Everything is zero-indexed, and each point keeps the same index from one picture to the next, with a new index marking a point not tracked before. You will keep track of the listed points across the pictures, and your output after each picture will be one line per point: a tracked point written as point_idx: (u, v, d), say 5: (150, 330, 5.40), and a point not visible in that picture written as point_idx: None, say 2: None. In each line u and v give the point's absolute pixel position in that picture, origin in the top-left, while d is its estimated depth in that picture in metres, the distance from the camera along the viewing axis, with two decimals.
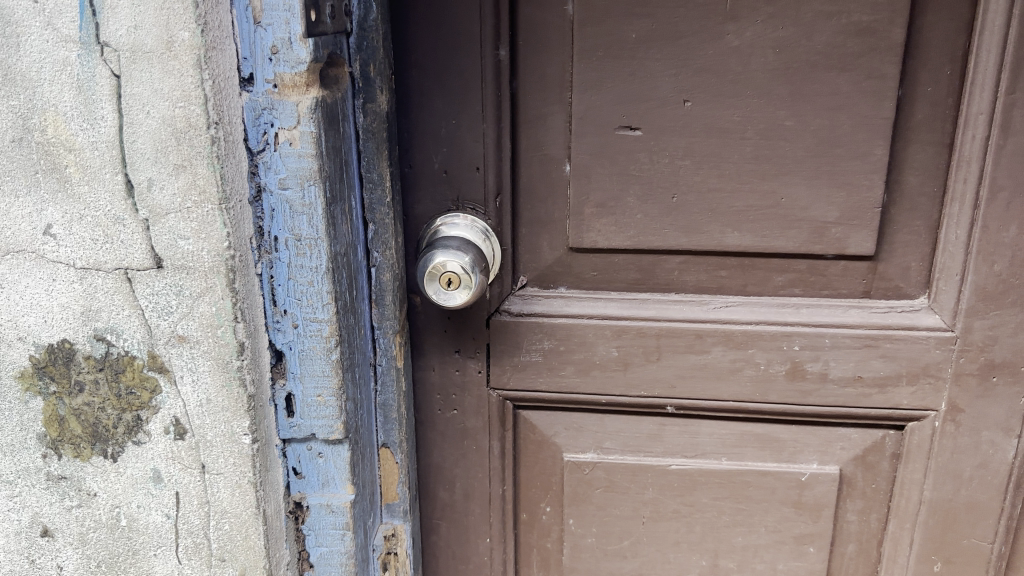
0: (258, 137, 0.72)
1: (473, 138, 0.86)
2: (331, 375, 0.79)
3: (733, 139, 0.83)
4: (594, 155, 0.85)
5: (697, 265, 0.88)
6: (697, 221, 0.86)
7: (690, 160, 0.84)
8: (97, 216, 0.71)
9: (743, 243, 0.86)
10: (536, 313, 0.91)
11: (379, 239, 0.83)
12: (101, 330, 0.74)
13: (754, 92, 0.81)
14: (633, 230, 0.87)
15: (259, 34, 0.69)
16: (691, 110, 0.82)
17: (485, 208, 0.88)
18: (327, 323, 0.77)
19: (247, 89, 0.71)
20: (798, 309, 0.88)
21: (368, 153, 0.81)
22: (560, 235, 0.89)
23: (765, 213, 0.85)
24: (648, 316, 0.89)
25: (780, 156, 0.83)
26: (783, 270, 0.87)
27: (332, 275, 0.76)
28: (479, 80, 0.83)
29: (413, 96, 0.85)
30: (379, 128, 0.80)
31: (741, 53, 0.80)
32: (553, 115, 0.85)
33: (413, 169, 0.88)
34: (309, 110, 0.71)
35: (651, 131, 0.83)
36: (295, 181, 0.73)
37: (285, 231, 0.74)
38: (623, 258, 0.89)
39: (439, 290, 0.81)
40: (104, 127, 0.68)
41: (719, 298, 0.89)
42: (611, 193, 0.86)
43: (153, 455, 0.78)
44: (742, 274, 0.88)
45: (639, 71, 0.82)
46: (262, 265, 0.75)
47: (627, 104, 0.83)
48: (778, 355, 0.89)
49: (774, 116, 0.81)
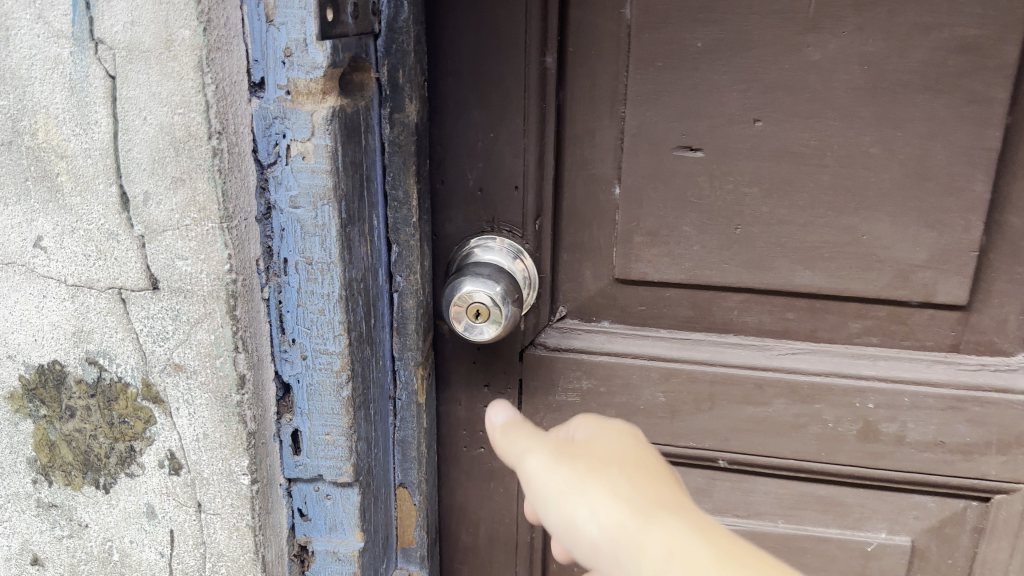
0: (269, 148, 0.65)
1: (513, 154, 0.78)
2: (340, 412, 0.70)
3: (808, 166, 0.73)
4: (646, 176, 0.76)
5: (760, 305, 0.78)
6: (761, 256, 0.76)
7: (757, 188, 0.74)
8: (89, 230, 0.64)
9: (814, 284, 0.76)
10: (574, 349, 0.83)
11: (403, 262, 0.75)
12: (93, 353, 0.68)
13: (835, 114, 0.71)
14: (689, 262, 0.78)
15: (271, 34, 0.62)
16: (761, 131, 0.72)
17: (523, 231, 0.80)
18: (338, 356, 0.69)
19: (258, 95, 0.64)
20: (873, 361, 0.78)
21: (394, 168, 0.72)
22: (604, 264, 0.81)
23: (841, 252, 0.75)
24: (701, 359, 0.80)
25: (862, 187, 0.72)
26: (859, 316, 0.77)
27: (344, 303, 0.68)
28: (521, 89, 0.75)
29: (449, 105, 0.77)
30: (407, 140, 0.72)
31: (821, 68, 0.70)
32: (603, 130, 0.76)
33: (446, 186, 0.80)
34: (325, 120, 0.63)
35: (714, 152, 0.74)
36: (308, 200, 0.65)
37: (295, 253, 0.67)
38: (676, 294, 0.80)
39: (466, 325, 0.73)
40: (98, 134, 0.62)
41: (784, 343, 0.79)
42: (664, 220, 0.77)
43: (146, 489, 0.72)
44: (810, 318, 0.78)
45: (702, 84, 0.72)
46: (270, 289, 0.68)
47: (685, 122, 0.74)
48: (847, 411, 0.79)
49: (858, 142, 0.71)
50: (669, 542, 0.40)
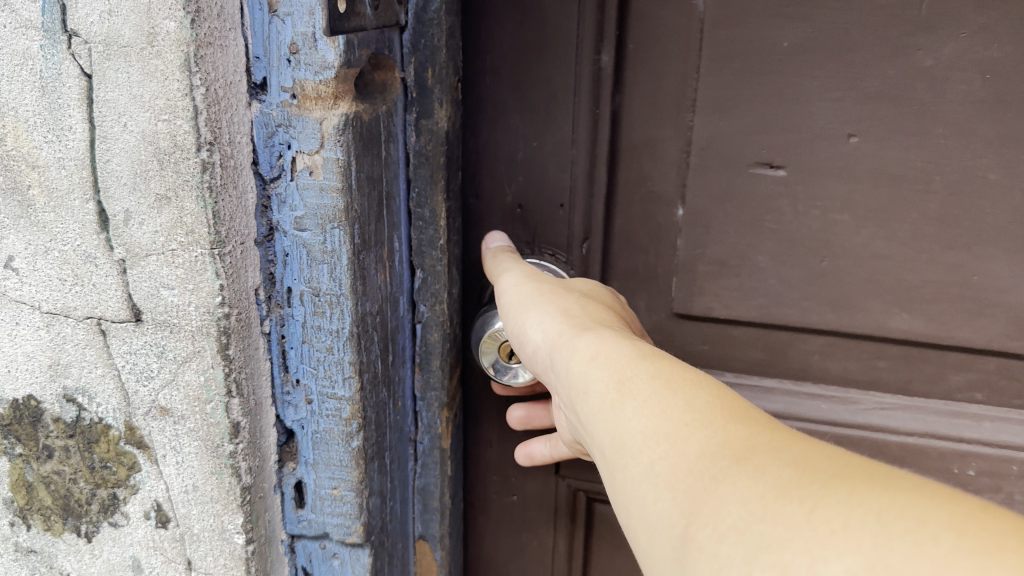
0: (271, 161, 0.55)
1: (559, 166, 0.69)
2: (349, 465, 0.61)
3: (912, 193, 0.63)
4: (715, 197, 0.67)
5: (845, 350, 0.69)
6: (850, 294, 0.67)
7: (849, 215, 0.65)
8: (65, 251, 0.55)
9: (911, 329, 0.67)
10: None
11: (428, 289, 0.65)
12: (71, 390, 0.59)
13: (946, 132, 0.61)
14: (762, 298, 0.69)
15: (274, 26, 0.52)
16: (855, 149, 0.63)
17: (568, 254, 0.72)
18: (348, 403, 0.59)
19: (258, 97, 0.54)
20: (976, 422, 0.68)
21: (420, 183, 0.62)
22: (662, 296, 0.72)
23: (945, 293, 0.65)
24: (775, 411, 0.71)
25: (973, 220, 0.62)
26: (961, 368, 0.67)
27: (355, 342, 0.58)
28: (571, 91, 0.66)
29: (486, 108, 0.69)
30: (436, 151, 0.62)
31: (933, 77, 0.60)
32: (666, 141, 0.67)
33: (480, 201, 0.72)
34: (336, 130, 0.53)
35: (799, 172, 0.64)
36: (315, 222, 0.55)
37: (300, 282, 0.57)
38: (746, 333, 0.71)
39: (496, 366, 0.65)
40: (73, 141, 0.53)
41: (872, 396, 0.70)
42: (734, 248, 0.68)
43: (132, 541, 0.63)
44: (904, 367, 0.69)
45: (788, 91, 0.62)
46: (271, 322, 0.58)
47: (766, 136, 0.64)
48: (942, 477, 0.71)
49: (973, 166, 0.61)
50: (601, 349, 0.45)
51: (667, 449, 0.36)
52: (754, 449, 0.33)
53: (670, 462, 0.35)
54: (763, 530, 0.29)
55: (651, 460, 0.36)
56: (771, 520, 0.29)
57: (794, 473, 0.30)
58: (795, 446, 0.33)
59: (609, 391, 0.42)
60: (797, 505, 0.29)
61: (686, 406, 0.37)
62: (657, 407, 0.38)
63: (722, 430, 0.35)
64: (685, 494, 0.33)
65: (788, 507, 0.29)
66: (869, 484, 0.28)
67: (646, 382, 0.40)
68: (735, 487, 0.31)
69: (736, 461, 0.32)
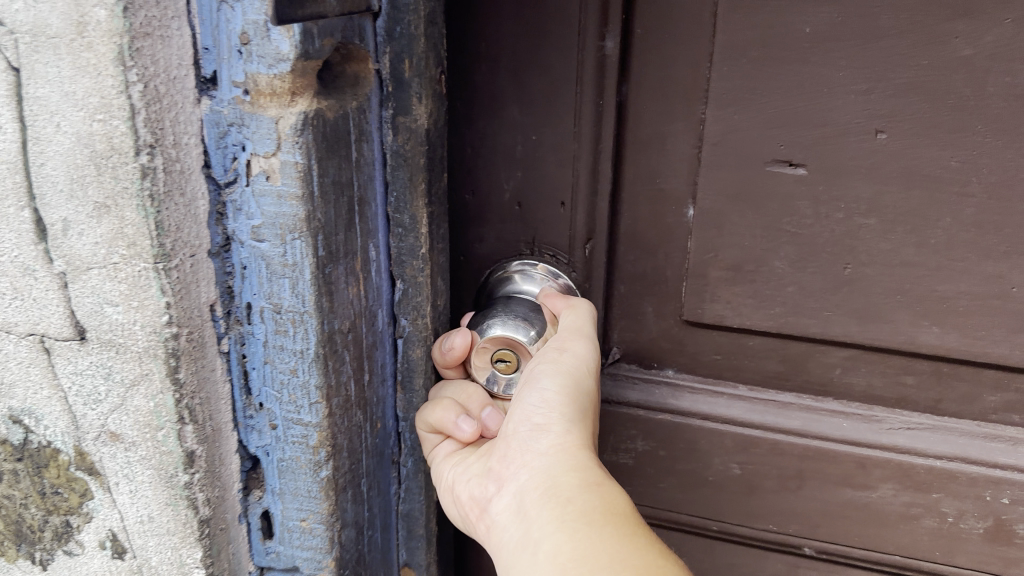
0: (227, 165, 0.50)
1: (559, 163, 0.64)
2: (318, 497, 0.55)
3: (948, 196, 0.57)
4: (728, 197, 0.61)
5: (870, 365, 0.64)
6: (875, 305, 0.61)
7: (876, 219, 0.59)
8: (3, 263, 0.50)
9: (943, 345, 0.61)
10: (629, 403, 0.69)
11: (409, 302, 0.59)
12: (17, 411, 0.54)
13: (986, 130, 0.54)
14: (779, 307, 0.63)
15: (224, 13, 0.46)
16: (884, 146, 0.57)
17: (570, 256, 0.66)
18: (316, 430, 0.54)
19: (209, 94, 0.48)
20: (1013, 447, 0.62)
21: (398, 185, 0.56)
22: (671, 302, 0.67)
23: (982, 308, 0.59)
24: (790, 429, 0.66)
25: (1015, 226, 0.56)
26: (999, 388, 0.61)
27: (322, 365, 0.52)
28: (575, 81, 0.61)
29: (482, 98, 0.63)
30: (415, 151, 0.55)
31: (973, 68, 0.53)
32: (675, 134, 0.61)
33: (477, 198, 0.67)
34: (293, 131, 0.47)
35: (821, 172, 0.58)
36: (274, 232, 0.49)
37: (260, 297, 0.52)
38: (762, 343, 0.66)
39: (487, 376, 0.61)
40: (4, 143, 0.47)
41: (897, 415, 0.64)
42: (749, 253, 0.62)
43: (88, 571, 0.59)
44: (934, 386, 0.63)
45: (810, 83, 0.56)
46: (230, 341, 0.53)
47: (785, 132, 0.58)
48: (974, 506, 0.65)
49: (1016, 167, 0.55)
50: (610, 488, 0.49)
51: None
52: None
53: None
54: None
55: None
56: None
57: None
58: None
59: (596, 514, 0.47)
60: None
61: (660, 564, 0.44)
62: (634, 549, 0.45)
63: None
64: None
65: None
66: None
67: (631, 531, 0.46)
68: None
69: None
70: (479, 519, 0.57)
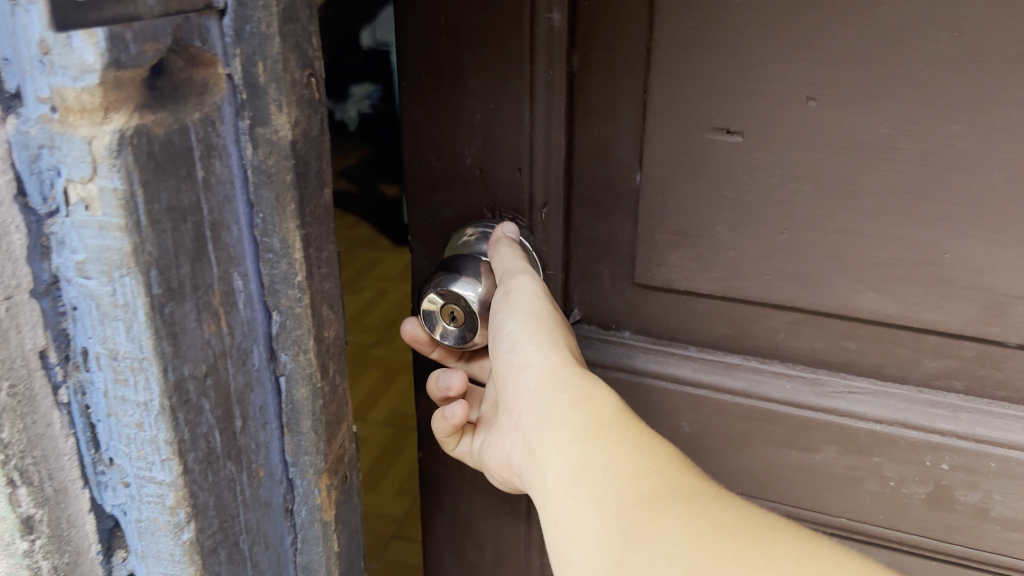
0: (44, 192, 0.42)
1: (515, 130, 0.72)
2: (182, 561, 0.50)
3: (880, 163, 0.63)
4: (672, 165, 0.69)
5: (811, 328, 0.72)
6: (811, 271, 0.69)
7: (810, 185, 0.66)
8: None
9: (880, 308, 0.68)
10: (590, 362, 0.79)
11: (288, 336, 0.53)
12: None
13: (913, 96, 0.60)
14: (720, 272, 0.72)
15: (18, 18, 0.38)
16: (814, 113, 0.63)
17: (529, 219, 0.76)
18: (172, 489, 0.47)
19: (14, 111, 0.40)
20: (952, 412, 0.70)
21: (264, 207, 0.49)
22: (624, 265, 0.76)
23: (918, 272, 0.66)
24: (736, 389, 0.75)
25: (942, 190, 0.63)
26: (936, 354, 0.69)
27: (171, 418, 0.46)
28: (527, 53, 0.68)
29: (444, 68, 0.71)
30: (280, 166, 0.49)
31: (899, 36, 0.59)
32: (624, 107, 0.69)
33: (443, 163, 0.75)
34: (110, 153, 0.41)
35: (755, 138, 0.65)
36: (99, 268, 0.43)
37: (96, 342, 0.45)
38: (711, 306, 0.74)
39: (441, 327, 0.75)
40: None
41: (839, 379, 0.73)
42: (693, 219, 0.70)
43: None
44: (876, 350, 0.71)
45: (744, 53, 0.63)
46: (69, 391, 0.46)
47: (729, 100, 0.65)
48: (915, 471, 0.73)
49: (944, 134, 0.61)
50: (594, 399, 0.60)
51: (621, 485, 0.51)
52: (698, 496, 0.49)
53: (624, 495, 0.51)
54: (697, 558, 0.44)
55: (605, 491, 0.51)
56: (702, 553, 0.44)
57: (716, 501, 0.48)
58: (723, 491, 0.51)
59: (587, 428, 0.57)
60: (725, 542, 0.44)
61: (650, 450, 0.54)
62: (623, 450, 0.54)
63: (668, 461, 0.53)
64: (632, 519, 0.49)
65: (723, 544, 0.44)
66: (771, 534, 0.45)
67: (619, 432, 0.56)
68: (678, 519, 0.47)
69: (682, 500, 0.49)
70: (511, 468, 0.73)
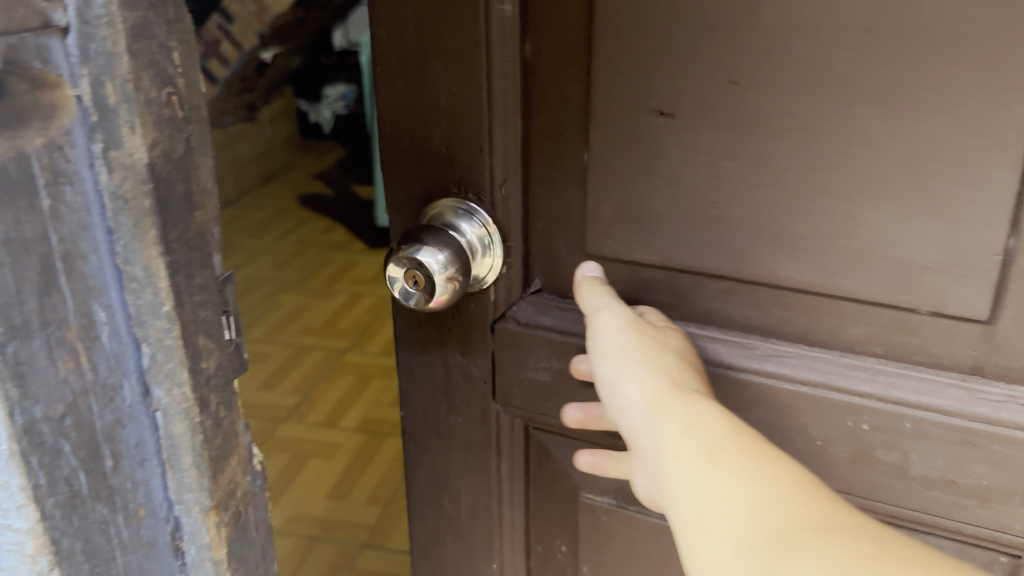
0: None
1: (475, 113, 0.73)
2: None
3: (799, 141, 0.64)
4: (608, 140, 0.71)
5: (741, 298, 0.73)
6: (739, 243, 0.70)
7: (734, 161, 0.67)
8: None
9: (799, 277, 0.69)
10: (543, 326, 0.80)
11: (160, 369, 0.50)
12: None
13: (846, 59, 0.60)
14: (659, 246, 0.73)
15: None
16: (738, 93, 0.65)
17: (489, 194, 0.77)
18: (30, 537, 0.45)
19: None
20: (872, 375, 0.69)
21: (125, 235, 0.46)
22: (576, 236, 0.77)
23: (838, 243, 0.66)
24: None
25: (859, 166, 0.63)
26: (857, 321, 0.69)
27: (24, 466, 0.43)
28: (475, 36, 0.70)
29: (412, 58, 0.73)
30: (138, 191, 0.46)
31: (813, 9, 0.60)
32: (572, 85, 0.71)
33: (414, 143, 0.77)
34: None
35: (688, 117, 0.67)
36: None
37: None
38: (654, 276, 0.75)
39: (405, 289, 0.75)
40: None
41: (770, 342, 0.73)
42: (631, 194, 0.72)
43: None
44: (803, 316, 0.71)
45: (667, 35, 0.65)
46: None
47: (656, 80, 0.67)
48: (839, 432, 0.71)
49: (854, 112, 0.62)
50: (700, 426, 0.57)
51: (749, 517, 0.49)
52: (831, 527, 0.47)
53: (754, 529, 0.49)
54: None
55: (733, 525, 0.50)
56: None
57: (856, 534, 0.46)
58: (853, 515, 0.48)
59: (700, 457, 0.54)
60: None
61: (773, 479, 0.51)
62: (747, 478, 0.51)
63: (797, 490, 0.50)
64: (765, 553, 0.47)
65: None
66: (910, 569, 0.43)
67: (735, 458, 0.53)
68: (815, 553, 0.45)
69: (815, 532, 0.46)
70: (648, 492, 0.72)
